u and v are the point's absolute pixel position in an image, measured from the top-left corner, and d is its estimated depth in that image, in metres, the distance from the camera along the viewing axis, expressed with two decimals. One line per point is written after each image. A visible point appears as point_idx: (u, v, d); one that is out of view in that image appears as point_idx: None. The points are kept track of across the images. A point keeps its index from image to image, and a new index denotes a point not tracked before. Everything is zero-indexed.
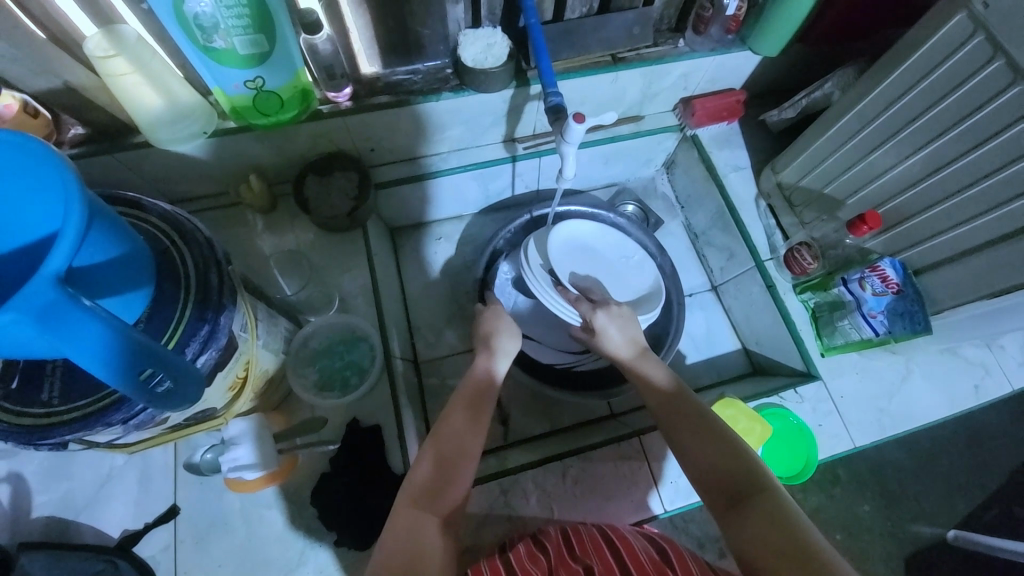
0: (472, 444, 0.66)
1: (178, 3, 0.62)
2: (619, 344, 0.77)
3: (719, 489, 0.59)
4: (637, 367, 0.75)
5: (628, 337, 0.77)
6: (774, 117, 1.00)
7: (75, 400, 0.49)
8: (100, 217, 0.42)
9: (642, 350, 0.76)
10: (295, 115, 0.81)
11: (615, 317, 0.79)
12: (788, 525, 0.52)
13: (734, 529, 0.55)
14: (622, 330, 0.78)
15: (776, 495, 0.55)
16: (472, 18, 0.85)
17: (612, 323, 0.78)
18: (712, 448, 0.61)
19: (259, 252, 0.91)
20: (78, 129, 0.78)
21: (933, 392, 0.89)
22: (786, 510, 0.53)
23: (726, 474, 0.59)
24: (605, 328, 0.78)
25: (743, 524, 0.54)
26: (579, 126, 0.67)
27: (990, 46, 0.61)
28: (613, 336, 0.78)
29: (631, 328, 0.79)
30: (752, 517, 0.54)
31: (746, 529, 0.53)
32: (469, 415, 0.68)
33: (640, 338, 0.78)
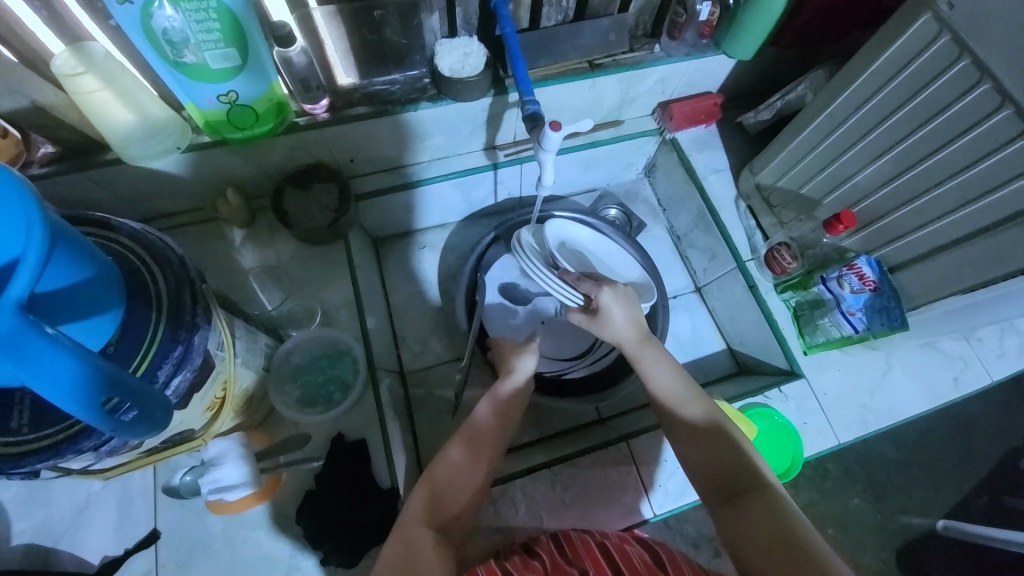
0: (468, 472, 0.66)
1: (146, 17, 0.61)
2: (621, 323, 0.71)
3: (716, 490, 0.59)
4: (638, 355, 0.69)
5: (631, 318, 0.71)
6: (750, 120, 1.02)
7: (44, 428, 0.47)
8: (64, 240, 0.41)
9: (646, 335, 0.71)
10: (271, 128, 0.80)
11: (619, 294, 0.73)
12: (783, 524, 0.52)
13: (731, 530, 0.54)
14: (626, 309, 0.71)
15: (771, 494, 0.55)
16: (448, 28, 0.85)
17: (617, 301, 0.72)
18: (702, 447, 0.61)
19: (239, 267, 0.90)
20: (48, 148, 0.77)
21: (915, 385, 0.90)
22: (779, 509, 0.53)
23: (720, 474, 0.59)
24: (608, 310, 0.71)
25: (740, 524, 0.54)
26: (555, 134, 0.67)
27: (955, 46, 0.62)
28: (615, 313, 0.71)
29: (636, 307, 0.73)
30: (745, 518, 0.54)
31: (743, 531, 0.53)
32: (468, 436, 0.68)
33: (643, 321, 0.72)
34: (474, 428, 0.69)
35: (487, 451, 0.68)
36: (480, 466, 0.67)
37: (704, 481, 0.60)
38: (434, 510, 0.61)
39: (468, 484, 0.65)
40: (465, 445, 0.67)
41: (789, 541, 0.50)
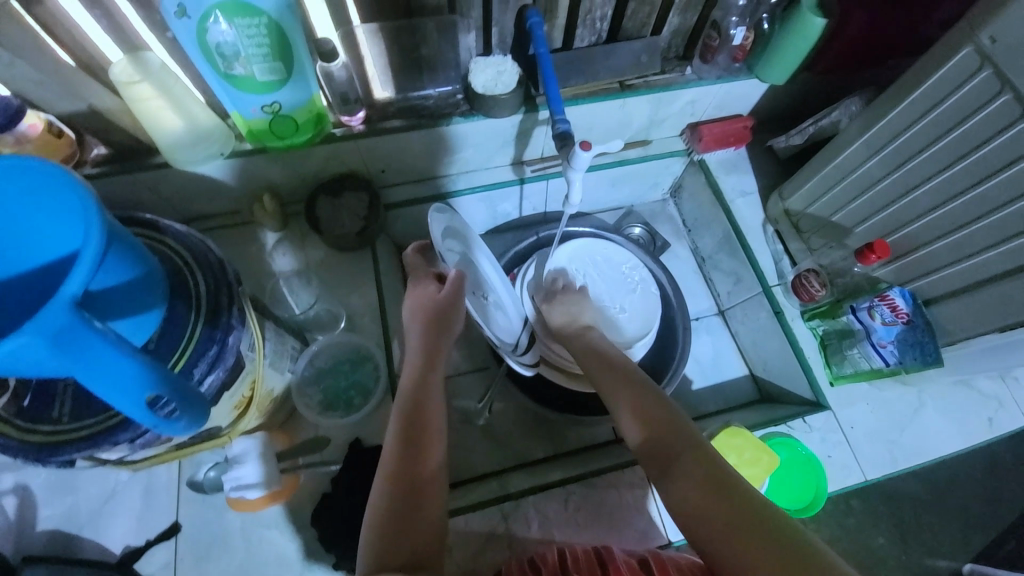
0: (429, 463, 0.59)
1: (202, 32, 0.65)
2: (561, 324, 0.80)
3: (654, 458, 0.57)
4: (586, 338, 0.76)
5: (569, 318, 0.80)
6: (782, 143, 1.01)
7: (84, 419, 0.50)
8: (118, 241, 0.44)
9: (584, 327, 0.79)
10: (309, 138, 0.83)
11: (556, 304, 0.82)
12: (718, 484, 0.51)
13: (670, 498, 0.53)
14: (564, 312, 0.81)
15: (703, 452, 0.54)
16: (483, 47, 0.88)
17: (555, 310, 0.82)
18: (640, 413, 0.60)
19: (270, 270, 0.93)
20: (100, 149, 0.81)
21: (946, 424, 0.87)
22: (712, 467, 0.53)
23: (656, 439, 0.57)
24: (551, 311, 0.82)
25: (680, 490, 0.52)
26: (585, 153, 0.68)
27: (997, 80, 0.61)
28: (557, 315, 0.81)
29: (576, 310, 0.82)
30: (683, 484, 0.52)
31: (687, 499, 0.52)
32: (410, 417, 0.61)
33: (582, 319, 0.80)
34: (415, 408, 0.62)
35: (430, 424, 0.62)
36: (433, 455, 0.60)
37: (643, 446, 0.58)
38: (407, 513, 0.55)
39: (432, 473, 0.58)
40: (402, 423, 0.61)
41: (728, 506, 0.50)
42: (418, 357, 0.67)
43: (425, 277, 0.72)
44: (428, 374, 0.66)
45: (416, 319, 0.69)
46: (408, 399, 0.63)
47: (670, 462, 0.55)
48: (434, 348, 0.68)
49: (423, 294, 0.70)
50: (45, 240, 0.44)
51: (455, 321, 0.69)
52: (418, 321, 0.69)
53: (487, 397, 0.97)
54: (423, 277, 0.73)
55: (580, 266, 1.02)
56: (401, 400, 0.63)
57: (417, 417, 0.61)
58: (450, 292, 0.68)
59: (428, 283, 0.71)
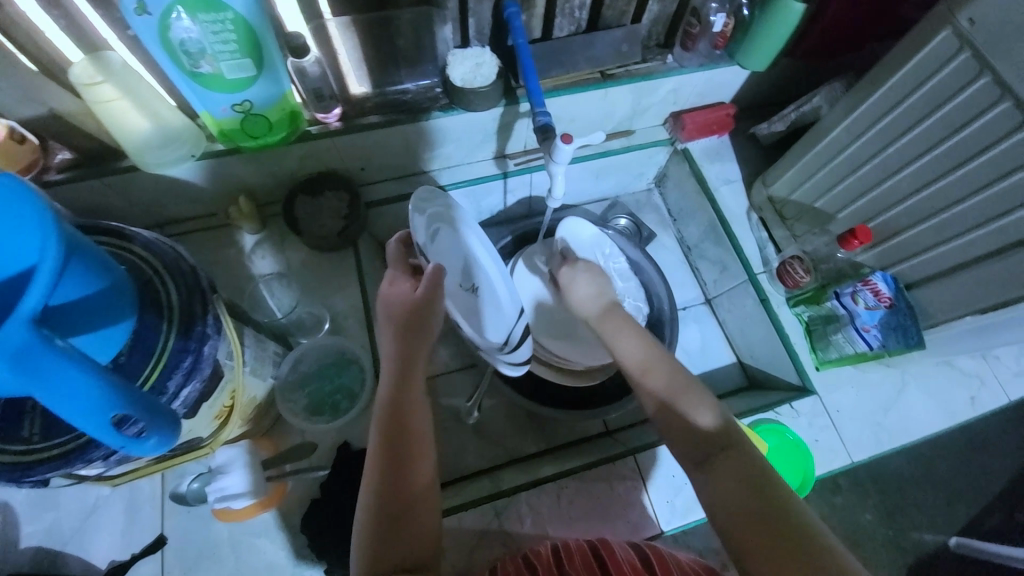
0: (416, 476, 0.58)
1: (164, 29, 0.62)
2: (584, 298, 0.77)
3: (693, 452, 0.56)
4: (603, 323, 0.72)
5: (593, 288, 0.77)
6: (763, 131, 1.01)
7: (55, 437, 0.48)
8: (80, 253, 0.42)
9: (605, 301, 0.75)
10: (284, 137, 0.80)
11: (582, 272, 0.80)
12: (760, 484, 0.50)
13: (703, 491, 0.53)
14: (587, 282, 0.78)
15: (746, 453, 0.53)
16: (461, 39, 0.86)
17: (580, 278, 0.79)
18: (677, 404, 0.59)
19: (250, 273, 0.91)
20: (66, 154, 0.78)
21: (929, 404, 0.88)
22: (754, 467, 0.52)
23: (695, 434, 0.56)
24: (574, 281, 0.79)
25: (720, 485, 0.51)
26: (567, 147, 0.67)
27: (976, 63, 0.61)
28: (580, 289, 0.78)
29: (601, 283, 0.78)
30: (724, 480, 0.52)
31: (727, 496, 0.51)
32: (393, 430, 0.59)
33: (607, 293, 0.76)
34: (398, 418, 0.60)
35: (404, 452, 0.59)
36: (421, 467, 0.59)
37: (682, 439, 0.57)
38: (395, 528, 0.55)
39: (422, 486, 0.58)
40: (385, 436, 0.59)
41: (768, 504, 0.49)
42: (393, 365, 0.62)
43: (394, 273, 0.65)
44: (404, 385, 0.62)
45: (390, 322, 0.63)
46: (388, 410, 0.60)
47: (711, 455, 0.54)
48: (410, 353, 0.63)
49: (399, 293, 0.64)
50: None
51: (432, 321, 0.63)
52: (388, 340, 0.63)
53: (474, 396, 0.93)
54: (392, 274, 0.65)
55: (588, 248, 0.98)
56: (379, 412, 0.60)
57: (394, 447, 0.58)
58: (427, 288, 0.62)
59: (402, 280, 0.64)
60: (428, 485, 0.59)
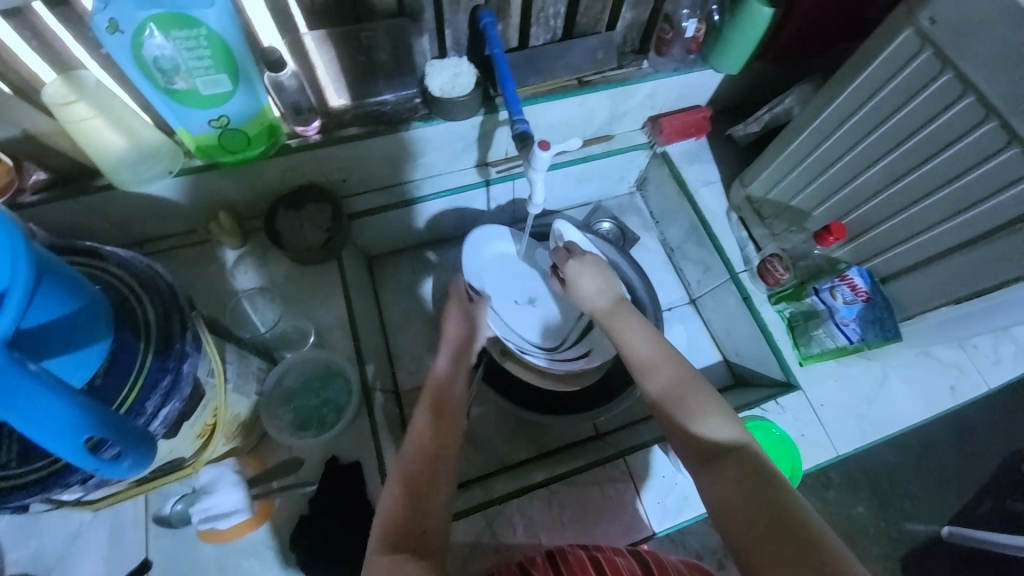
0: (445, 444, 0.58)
1: (137, 46, 0.62)
2: (594, 293, 0.76)
3: (699, 453, 0.56)
4: (618, 317, 0.72)
5: (598, 284, 0.77)
6: (740, 133, 1.03)
7: (32, 462, 0.47)
8: (52, 274, 0.41)
9: (611, 296, 0.75)
10: (263, 151, 0.80)
11: (590, 266, 0.79)
12: (764, 486, 0.50)
13: (707, 489, 0.53)
14: (595, 277, 0.77)
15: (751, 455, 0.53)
16: (438, 49, 0.86)
17: (585, 272, 0.78)
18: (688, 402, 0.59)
19: (232, 289, 0.90)
20: (41, 174, 0.77)
21: (911, 395, 0.90)
22: (759, 468, 0.52)
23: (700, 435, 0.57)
24: (578, 275, 0.78)
25: (723, 483, 0.52)
26: (544, 153, 0.68)
27: (938, 61, 0.63)
28: (585, 284, 0.77)
29: (607, 276, 0.78)
30: (727, 480, 0.52)
31: (730, 496, 0.51)
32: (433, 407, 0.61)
33: (615, 288, 0.76)
34: (440, 399, 0.63)
35: (427, 499, 0.53)
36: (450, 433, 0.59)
37: (687, 440, 0.57)
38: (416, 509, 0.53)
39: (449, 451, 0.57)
40: (427, 415, 0.60)
41: (771, 502, 0.49)
42: (451, 355, 0.70)
43: (440, 358, 0.69)
44: (457, 370, 0.67)
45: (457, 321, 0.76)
46: (436, 391, 0.64)
47: (716, 458, 0.54)
48: (462, 350, 0.72)
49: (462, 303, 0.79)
50: None
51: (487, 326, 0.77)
52: (425, 403, 0.62)
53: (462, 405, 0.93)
54: (438, 359, 0.69)
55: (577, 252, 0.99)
56: (428, 391, 0.64)
57: (419, 496, 0.53)
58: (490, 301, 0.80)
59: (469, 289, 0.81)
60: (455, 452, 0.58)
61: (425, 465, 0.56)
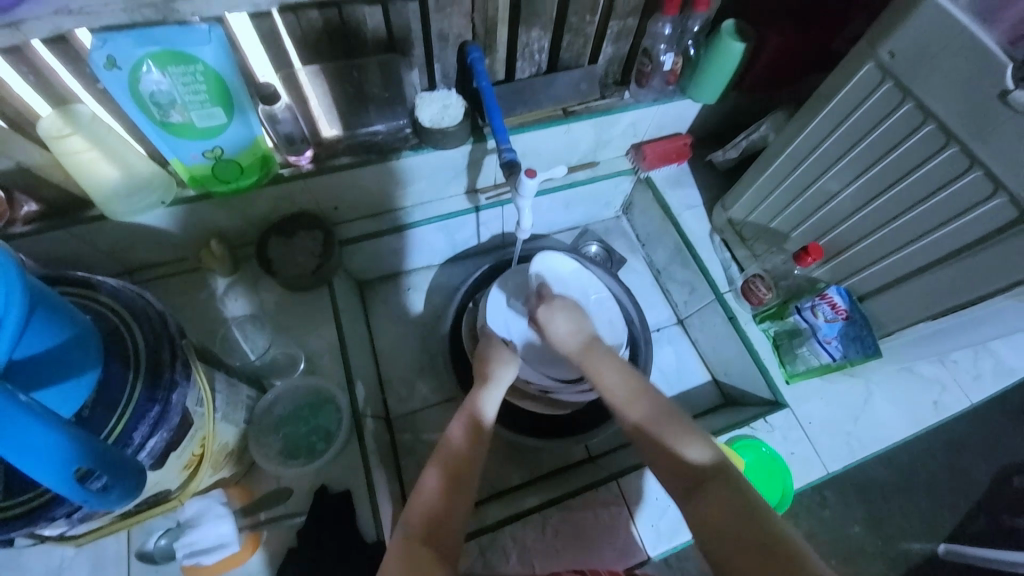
0: (448, 510, 0.59)
1: (135, 81, 0.64)
2: (565, 337, 0.76)
3: (680, 482, 0.57)
4: (590, 363, 0.71)
5: (572, 325, 0.77)
6: (719, 158, 1.07)
7: (20, 493, 0.46)
8: (44, 303, 0.42)
9: (585, 338, 0.75)
10: (256, 180, 0.82)
11: (561, 308, 0.79)
12: (744, 506, 0.51)
13: (691, 518, 0.53)
14: (566, 321, 0.77)
15: (731, 477, 0.54)
16: (428, 82, 0.90)
17: (558, 314, 0.78)
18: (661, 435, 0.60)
19: (223, 317, 0.90)
20: (32, 206, 0.77)
21: (896, 412, 0.92)
22: (739, 492, 0.52)
23: (678, 463, 0.58)
24: (550, 317, 0.78)
25: (704, 508, 0.53)
26: (531, 181, 0.71)
27: (899, 92, 0.67)
28: (558, 326, 0.77)
29: (577, 318, 0.78)
30: (708, 505, 0.52)
31: (711, 521, 0.51)
32: (439, 457, 0.62)
33: (585, 328, 0.76)
34: (446, 452, 0.63)
35: (435, 561, 0.55)
36: (453, 500, 0.60)
37: (668, 471, 0.58)
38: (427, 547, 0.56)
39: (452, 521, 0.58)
40: (442, 479, 0.61)
41: (749, 520, 0.49)
42: (469, 421, 0.66)
43: (454, 422, 0.66)
44: (476, 439, 0.64)
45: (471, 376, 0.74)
46: (446, 458, 0.62)
47: (697, 484, 0.55)
48: (471, 405, 0.68)
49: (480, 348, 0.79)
50: None
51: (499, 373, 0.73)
52: (434, 467, 0.62)
53: None
54: (454, 423, 0.66)
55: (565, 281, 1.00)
56: (438, 454, 0.63)
57: (435, 547, 0.56)
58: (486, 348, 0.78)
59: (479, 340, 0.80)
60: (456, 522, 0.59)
61: (441, 529, 0.58)
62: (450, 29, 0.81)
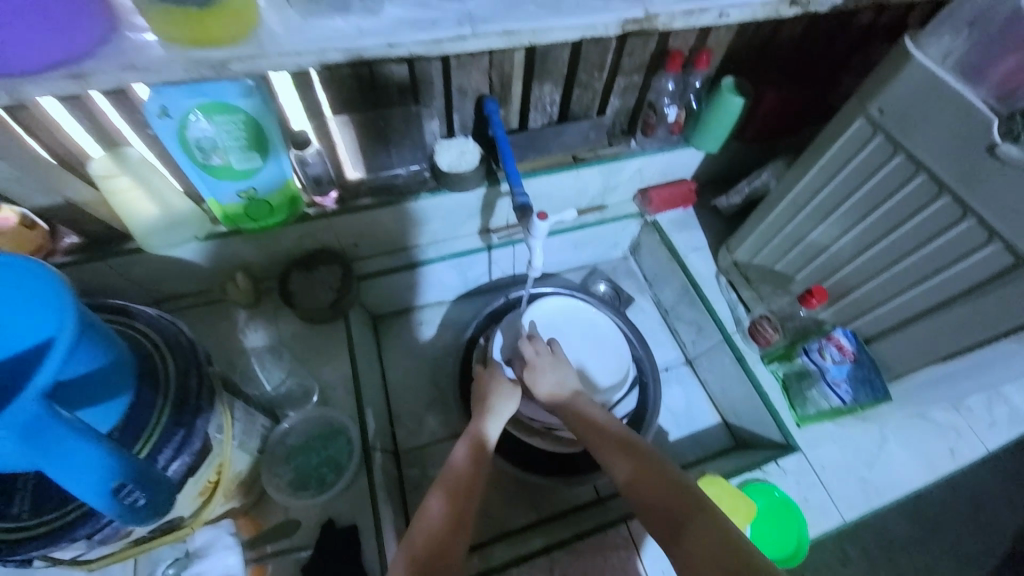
0: (454, 534, 0.62)
1: (183, 129, 0.70)
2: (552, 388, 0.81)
3: (665, 525, 0.60)
4: (579, 408, 0.77)
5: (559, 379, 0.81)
6: (723, 203, 1.12)
7: (44, 514, 0.49)
8: (91, 329, 0.45)
9: (571, 390, 0.80)
10: (283, 218, 0.87)
11: (551, 361, 0.84)
12: (729, 540, 0.54)
13: (681, 558, 0.56)
14: (555, 373, 0.82)
15: (714, 514, 0.58)
16: (447, 131, 0.96)
17: (548, 366, 0.83)
18: (647, 478, 0.64)
19: (242, 347, 0.93)
20: (73, 237, 0.83)
21: (911, 458, 0.90)
22: (722, 527, 0.56)
23: (664, 504, 0.61)
24: (536, 379, 0.82)
25: (693, 545, 0.55)
26: (542, 223, 0.75)
27: (890, 145, 0.71)
28: (546, 379, 0.81)
29: (564, 371, 0.83)
30: (696, 542, 0.55)
31: (701, 557, 0.54)
32: (447, 482, 0.66)
33: (570, 380, 0.82)
34: (451, 475, 0.67)
35: None
36: (457, 522, 0.63)
37: (654, 513, 0.61)
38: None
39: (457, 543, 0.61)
40: (445, 503, 0.64)
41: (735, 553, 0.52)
42: (471, 441, 0.71)
43: (459, 445, 0.71)
44: (476, 459, 0.69)
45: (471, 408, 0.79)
46: (449, 479, 0.66)
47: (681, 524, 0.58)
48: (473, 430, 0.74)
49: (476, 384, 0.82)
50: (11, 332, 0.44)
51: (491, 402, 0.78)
52: (438, 492, 0.65)
53: None
54: (458, 446, 0.71)
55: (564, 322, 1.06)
56: (441, 478, 0.67)
57: None
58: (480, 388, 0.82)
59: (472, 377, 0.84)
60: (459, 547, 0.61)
61: (438, 559, 0.59)
62: (469, 84, 0.88)
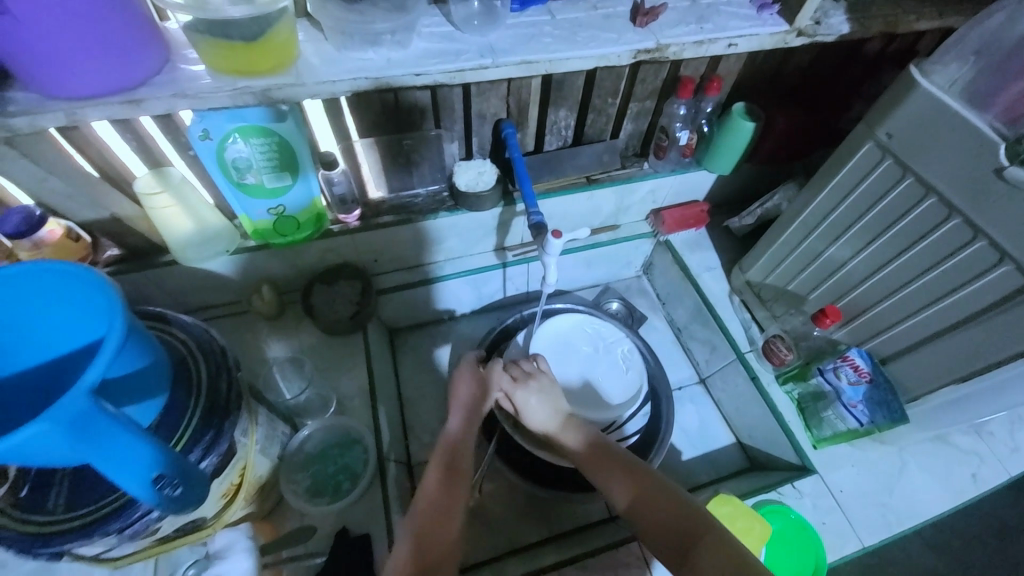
0: (452, 498, 0.66)
1: (222, 151, 0.75)
2: (544, 420, 0.77)
3: (674, 552, 0.60)
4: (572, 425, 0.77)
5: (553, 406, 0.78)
6: (736, 224, 1.13)
7: (78, 508, 0.52)
8: (135, 332, 0.48)
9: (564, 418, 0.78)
10: (310, 234, 0.91)
11: (541, 390, 0.79)
12: (739, 557, 0.55)
13: None
14: (543, 400, 0.78)
15: (721, 531, 0.59)
16: (465, 152, 1.01)
17: (536, 395, 0.78)
18: (648, 501, 0.64)
19: (265, 356, 0.97)
20: (114, 250, 0.88)
21: (931, 483, 0.88)
22: (730, 544, 0.57)
23: (670, 527, 0.61)
24: (527, 402, 0.78)
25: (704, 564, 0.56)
26: (557, 241, 0.77)
27: (899, 168, 0.73)
28: (535, 412, 0.78)
29: (555, 399, 0.79)
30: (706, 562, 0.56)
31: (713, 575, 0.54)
32: (443, 451, 0.71)
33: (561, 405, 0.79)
34: (446, 444, 0.72)
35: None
36: (454, 487, 0.67)
37: (660, 538, 0.61)
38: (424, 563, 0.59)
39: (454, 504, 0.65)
40: (439, 472, 0.68)
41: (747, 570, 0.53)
42: (464, 410, 0.77)
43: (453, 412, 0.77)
44: (469, 426, 0.75)
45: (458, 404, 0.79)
46: (446, 448, 0.71)
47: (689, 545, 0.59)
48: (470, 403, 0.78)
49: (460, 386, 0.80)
50: (78, 326, 0.51)
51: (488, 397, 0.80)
52: (435, 465, 0.69)
53: (476, 476, 0.93)
54: (452, 415, 0.77)
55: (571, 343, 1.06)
56: (438, 451, 0.71)
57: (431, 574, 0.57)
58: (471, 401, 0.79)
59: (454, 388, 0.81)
60: (456, 511, 0.65)
61: (434, 527, 0.62)
62: (487, 109, 0.93)
